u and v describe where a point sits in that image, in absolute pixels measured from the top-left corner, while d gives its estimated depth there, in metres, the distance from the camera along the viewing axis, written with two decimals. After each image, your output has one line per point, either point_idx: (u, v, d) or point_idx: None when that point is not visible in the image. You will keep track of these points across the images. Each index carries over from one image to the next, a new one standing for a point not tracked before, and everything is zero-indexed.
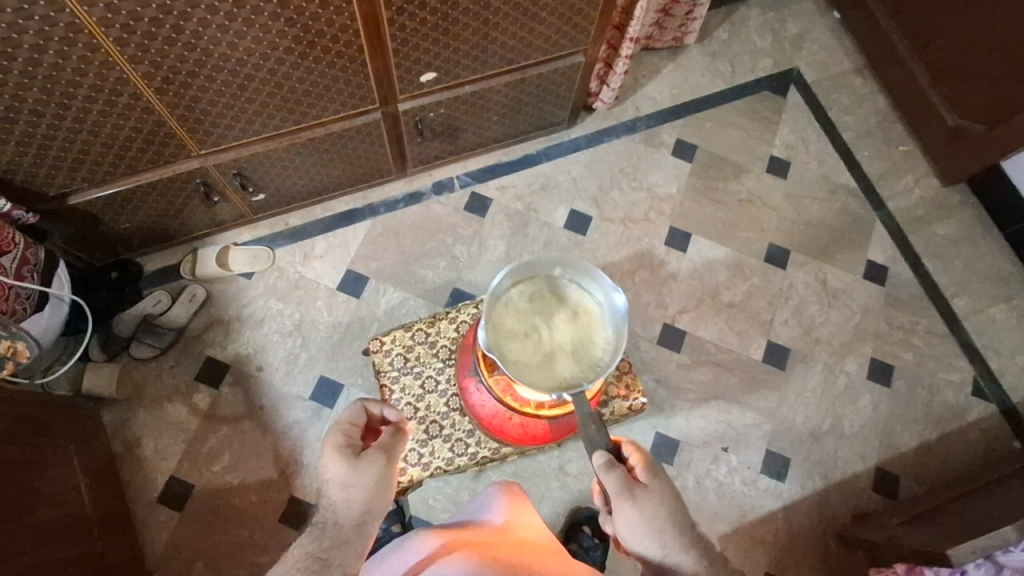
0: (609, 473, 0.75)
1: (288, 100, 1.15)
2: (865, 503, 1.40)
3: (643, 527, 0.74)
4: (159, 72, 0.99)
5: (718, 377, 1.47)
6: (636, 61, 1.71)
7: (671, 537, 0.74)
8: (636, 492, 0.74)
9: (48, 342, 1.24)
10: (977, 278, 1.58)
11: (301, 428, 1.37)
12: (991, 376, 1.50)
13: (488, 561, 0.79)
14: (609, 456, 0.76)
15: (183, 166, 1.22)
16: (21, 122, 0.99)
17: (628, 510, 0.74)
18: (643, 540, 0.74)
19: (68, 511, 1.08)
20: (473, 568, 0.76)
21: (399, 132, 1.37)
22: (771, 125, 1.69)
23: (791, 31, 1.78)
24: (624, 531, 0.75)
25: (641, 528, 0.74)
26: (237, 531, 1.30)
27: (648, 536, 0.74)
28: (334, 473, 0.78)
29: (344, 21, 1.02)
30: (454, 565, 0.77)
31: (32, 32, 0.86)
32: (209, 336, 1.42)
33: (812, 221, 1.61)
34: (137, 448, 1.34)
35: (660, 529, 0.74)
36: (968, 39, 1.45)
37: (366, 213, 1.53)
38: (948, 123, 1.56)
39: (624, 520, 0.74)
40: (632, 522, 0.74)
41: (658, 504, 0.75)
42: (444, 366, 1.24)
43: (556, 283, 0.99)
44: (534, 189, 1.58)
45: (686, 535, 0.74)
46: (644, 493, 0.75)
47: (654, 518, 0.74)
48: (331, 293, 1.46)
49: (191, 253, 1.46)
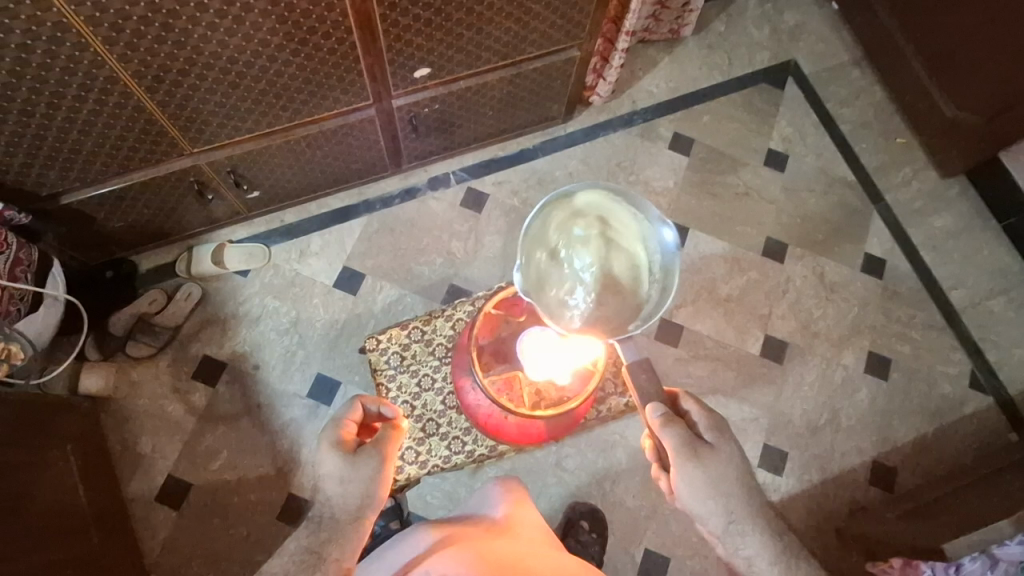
0: (670, 431, 0.77)
1: (280, 97, 1.14)
2: (862, 496, 1.41)
3: (707, 487, 0.76)
4: (150, 71, 0.98)
5: (715, 372, 1.47)
6: (633, 53, 1.69)
7: (735, 500, 0.76)
8: (699, 453, 0.77)
9: (43, 343, 1.24)
10: (975, 269, 1.58)
11: (299, 425, 1.37)
12: (989, 368, 1.50)
13: (480, 554, 0.78)
14: (667, 412, 0.79)
15: (175, 165, 1.21)
16: (10, 122, 0.98)
17: (692, 470, 0.76)
18: (706, 501, 0.76)
19: (66, 511, 1.08)
20: (466, 565, 0.75)
21: (393, 129, 1.36)
22: (769, 117, 1.68)
23: (788, 23, 1.76)
24: (685, 491, 0.76)
25: (704, 490, 0.76)
26: (235, 529, 1.31)
27: (711, 497, 0.76)
28: (330, 467, 0.78)
29: (335, 18, 1.01)
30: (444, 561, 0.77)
31: (20, 31, 0.85)
32: (206, 334, 1.41)
33: (810, 214, 1.60)
34: (135, 447, 1.34)
35: (723, 492, 0.76)
36: (966, 30, 1.44)
37: (361, 209, 1.52)
38: (946, 114, 1.55)
39: (688, 479, 0.76)
40: (695, 483, 0.76)
41: (724, 465, 0.77)
42: (440, 364, 1.23)
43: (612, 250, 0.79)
44: (531, 184, 1.57)
45: (750, 500, 0.76)
46: (708, 454, 0.77)
47: (717, 482, 0.76)
48: (327, 291, 1.46)
49: (185, 251, 1.45)
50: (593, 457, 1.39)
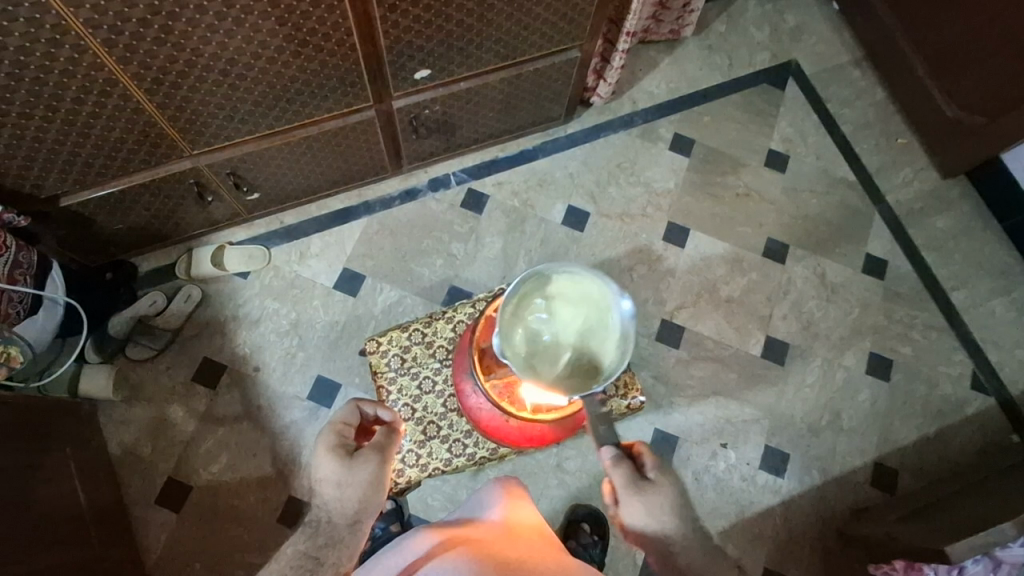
0: (616, 468, 0.77)
1: (280, 98, 1.13)
2: (863, 498, 1.41)
3: (649, 520, 0.75)
4: (149, 73, 0.98)
5: (716, 373, 1.46)
6: (633, 54, 1.69)
7: (676, 530, 0.75)
8: (645, 488, 0.76)
9: (42, 345, 1.24)
10: (976, 270, 1.57)
11: (299, 428, 1.37)
12: (990, 369, 1.50)
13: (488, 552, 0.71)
14: (616, 452, 0.78)
15: (175, 167, 1.20)
16: (9, 125, 0.98)
17: (636, 504, 0.75)
18: (650, 531, 0.75)
19: (66, 513, 1.08)
20: (471, 563, 0.66)
21: (394, 130, 1.36)
22: (769, 118, 1.67)
23: (788, 23, 1.76)
24: (631, 523, 0.76)
25: (648, 520, 0.75)
26: (235, 531, 1.30)
27: (655, 527, 0.75)
28: (327, 472, 0.77)
29: (335, 20, 1.00)
30: (451, 559, 0.68)
31: (18, 34, 0.85)
32: (206, 336, 1.41)
33: (811, 214, 1.60)
34: (135, 450, 1.33)
35: (664, 521, 0.75)
36: (967, 30, 1.44)
37: (361, 210, 1.52)
38: (947, 114, 1.55)
39: (631, 513, 0.75)
40: (639, 516, 0.75)
41: (665, 499, 0.76)
42: (441, 366, 1.23)
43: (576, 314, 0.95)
44: (531, 185, 1.57)
45: (691, 531, 0.76)
46: (650, 488, 0.76)
47: (659, 513, 0.75)
48: (327, 292, 1.45)
49: (186, 253, 1.45)
50: (594, 459, 1.38)
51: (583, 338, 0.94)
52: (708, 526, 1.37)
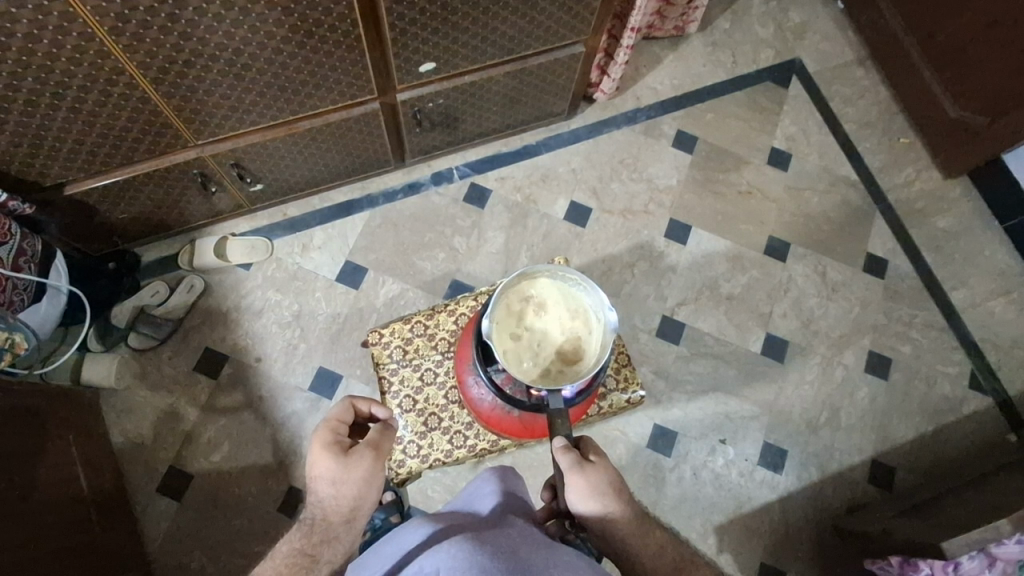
0: (562, 452, 0.78)
1: (286, 88, 1.13)
2: (861, 495, 1.41)
3: (590, 498, 0.75)
4: (155, 62, 0.98)
5: (716, 370, 1.47)
6: (636, 51, 1.69)
7: (614, 504, 0.75)
8: (585, 466, 0.76)
9: (45, 333, 1.25)
10: (976, 270, 1.58)
11: (300, 419, 1.37)
12: (988, 369, 1.50)
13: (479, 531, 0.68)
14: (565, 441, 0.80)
15: (180, 157, 1.21)
16: (14, 113, 0.98)
17: (577, 481, 0.76)
18: (589, 507, 0.75)
19: (68, 499, 1.09)
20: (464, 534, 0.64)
21: (399, 122, 1.37)
22: (772, 116, 1.68)
23: (793, 21, 1.76)
24: (573, 499, 0.76)
25: (588, 494, 0.75)
26: (236, 521, 1.31)
27: (594, 501, 0.75)
28: (323, 469, 0.77)
29: (341, 11, 1.00)
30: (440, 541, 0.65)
31: (26, 20, 0.85)
32: (208, 327, 1.42)
33: (812, 212, 1.60)
34: (136, 439, 1.34)
35: (604, 498, 0.75)
36: (973, 30, 1.44)
37: (364, 203, 1.52)
38: (950, 114, 1.56)
39: (573, 491, 0.76)
40: (580, 493, 0.76)
41: (605, 478, 0.76)
42: (443, 358, 1.23)
43: (576, 325, 1.03)
44: (534, 180, 1.57)
45: (628, 507, 0.76)
46: (591, 468, 0.76)
47: (598, 488, 0.76)
48: (329, 285, 1.46)
49: (189, 243, 1.46)
50: None
51: (572, 344, 1.03)
52: (705, 521, 1.37)
